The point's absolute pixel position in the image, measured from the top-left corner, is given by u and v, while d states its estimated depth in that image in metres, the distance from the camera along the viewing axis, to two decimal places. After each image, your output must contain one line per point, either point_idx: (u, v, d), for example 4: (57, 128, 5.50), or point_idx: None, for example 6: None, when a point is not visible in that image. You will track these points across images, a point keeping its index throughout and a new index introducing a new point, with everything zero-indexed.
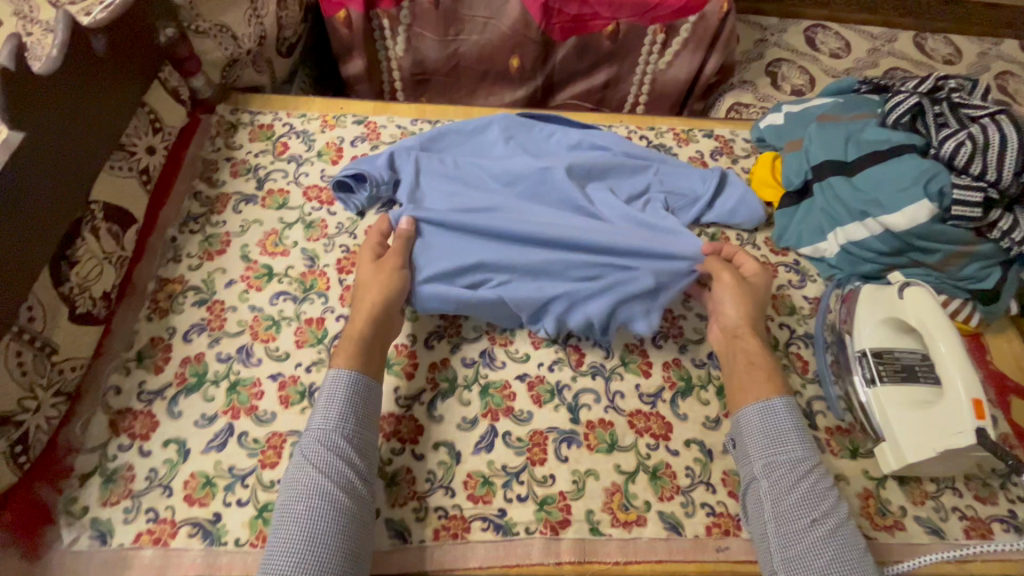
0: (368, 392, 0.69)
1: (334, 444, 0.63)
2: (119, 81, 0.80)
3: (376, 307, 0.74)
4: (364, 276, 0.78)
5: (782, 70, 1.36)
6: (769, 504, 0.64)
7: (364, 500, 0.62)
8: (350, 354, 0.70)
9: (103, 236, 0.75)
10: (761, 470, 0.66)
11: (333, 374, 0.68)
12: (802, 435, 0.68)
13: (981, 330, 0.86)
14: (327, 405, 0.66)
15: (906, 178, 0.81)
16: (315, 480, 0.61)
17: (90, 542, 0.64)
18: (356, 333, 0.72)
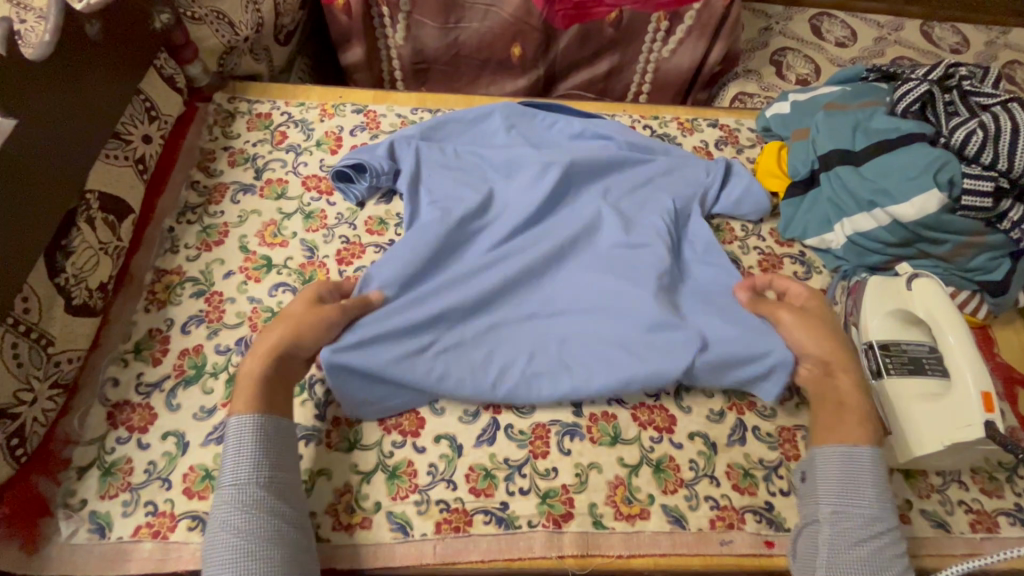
0: (279, 437, 0.65)
1: (253, 499, 0.60)
2: (113, 69, 0.78)
3: (279, 346, 0.70)
4: (291, 309, 0.74)
5: (787, 58, 1.34)
6: (824, 551, 0.62)
7: (295, 541, 0.60)
8: (247, 395, 0.66)
9: (99, 226, 0.74)
10: (826, 516, 0.64)
11: (235, 423, 0.64)
12: (880, 492, 0.65)
13: (989, 322, 0.85)
14: (236, 459, 0.62)
15: (915, 167, 0.79)
16: (235, 541, 0.58)
17: (89, 535, 0.63)
18: (250, 374, 0.68)
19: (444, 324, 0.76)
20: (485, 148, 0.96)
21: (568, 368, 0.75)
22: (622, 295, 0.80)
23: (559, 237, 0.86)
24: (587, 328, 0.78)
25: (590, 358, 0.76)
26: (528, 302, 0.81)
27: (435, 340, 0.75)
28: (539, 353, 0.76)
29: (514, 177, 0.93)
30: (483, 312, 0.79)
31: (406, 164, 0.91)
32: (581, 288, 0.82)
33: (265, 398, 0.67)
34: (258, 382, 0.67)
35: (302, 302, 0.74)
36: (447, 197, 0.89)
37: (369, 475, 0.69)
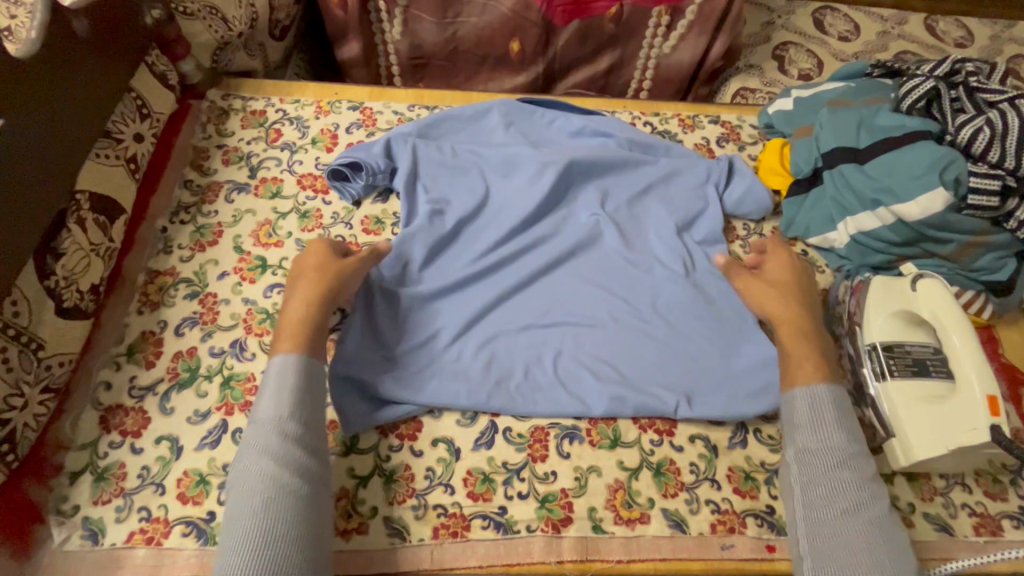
0: (316, 380, 0.66)
1: (287, 435, 0.61)
2: (103, 66, 0.76)
3: (315, 293, 0.71)
4: (310, 261, 0.75)
5: (789, 53, 1.32)
6: (798, 490, 0.64)
7: (322, 483, 0.61)
8: (291, 338, 0.67)
9: (90, 227, 0.73)
10: (795, 456, 0.65)
11: (279, 361, 0.65)
12: (845, 423, 0.65)
13: (993, 322, 0.84)
14: (276, 393, 0.63)
15: (920, 166, 0.78)
16: (272, 471, 0.58)
17: (81, 542, 0.63)
18: (296, 318, 0.69)
19: (441, 336, 0.77)
20: (484, 146, 0.95)
21: (561, 382, 0.75)
22: (618, 309, 0.81)
23: (554, 245, 0.86)
24: (583, 340, 0.79)
25: (584, 372, 0.76)
26: (525, 310, 0.80)
27: (432, 352, 0.76)
28: (534, 366, 0.76)
29: (511, 178, 0.92)
30: (481, 322, 0.79)
31: (404, 162, 0.89)
32: (578, 297, 0.82)
33: (309, 340, 0.68)
34: (299, 327, 0.68)
35: (321, 254, 0.76)
36: (442, 199, 0.88)
37: (365, 479, 0.68)
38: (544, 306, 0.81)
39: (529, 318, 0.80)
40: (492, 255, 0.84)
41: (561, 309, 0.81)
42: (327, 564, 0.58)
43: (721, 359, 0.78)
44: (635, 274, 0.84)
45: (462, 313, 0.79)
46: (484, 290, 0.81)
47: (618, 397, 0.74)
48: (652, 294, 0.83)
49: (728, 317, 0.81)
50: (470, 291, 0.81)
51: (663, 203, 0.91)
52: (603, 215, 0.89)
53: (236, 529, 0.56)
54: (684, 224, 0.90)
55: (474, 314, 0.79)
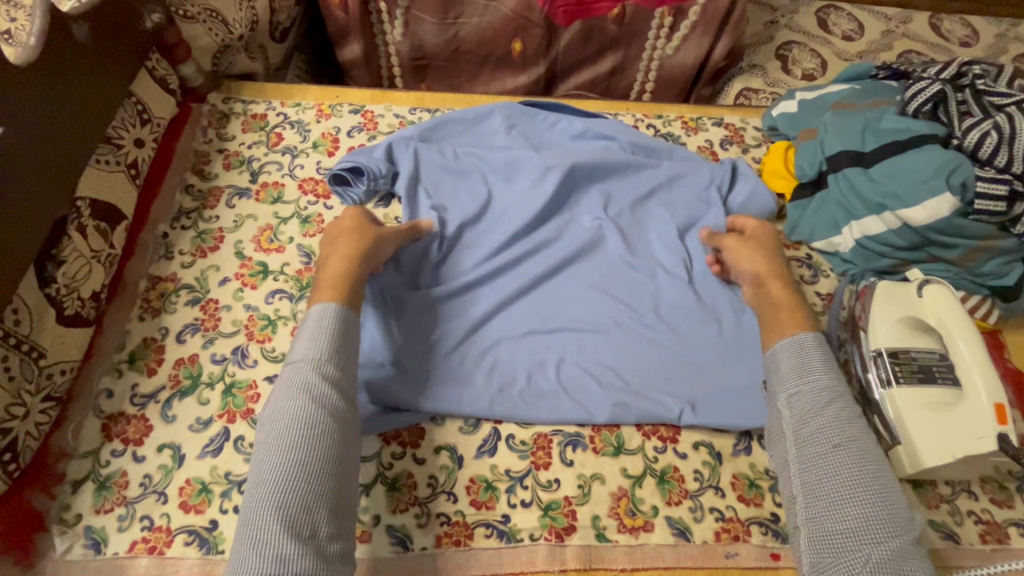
0: (353, 330, 0.67)
1: (325, 376, 0.61)
2: (102, 71, 0.76)
3: (355, 250, 0.74)
4: (346, 223, 0.78)
5: (792, 53, 1.31)
6: (790, 433, 0.64)
7: (352, 432, 0.61)
8: (333, 289, 0.69)
9: (91, 234, 0.72)
10: (785, 402, 0.65)
11: (320, 307, 0.66)
12: (830, 367, 0.66)
13: (999, 327, 0.84)
14: (314, 337, 0.64)
15: (926, 170, 0.77)
16: (308, 411, 0.58)
17: (84, 551, 0.62)
18: (340, 270, 0.71)
19: (444, 342, 0.77)
20: (485, 149, 0.94)
21: (565, 390, 0.75)
22: (623, 315, 0.81)
23: (557, 250, 0.86)
24: (586, 346, 0.78)
25: (587, 379, 0.76)
26: (528, 317, 0.80)
27: (435, 359, 0.76)
28: (537, 374, 0.76)
29: (513, 181, 0.91)
30: (484, 328, 0.79)
31: (406, 167, 0.89)
32: (582, 302, 0.82)
33: (349, 290, 0.70)
34: (339, 279, 0.70)
35: (358, 220, 0.78)
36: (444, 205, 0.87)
37: (368, 487, 0.68)
38: (547, 311, 0.81)
39: (532, 325, 0.79)
40: (495, 260, 0.84)
41: (564, 315, 0.80)
42: (350, 505, 0.58)
43: (725, 363, 0.78)
44: (638, 280, 0.84)
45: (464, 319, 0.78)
46: (486, 296, 0.81)
47: (621, 404, 0.74)
48: (655, 300, 0.82)
49: (732, 321, 0.81)
50: (472, 297, 0.81)
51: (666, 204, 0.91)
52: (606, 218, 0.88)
53: (269, 460, 0.56)
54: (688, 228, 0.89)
55: (477, 320, 0.79)
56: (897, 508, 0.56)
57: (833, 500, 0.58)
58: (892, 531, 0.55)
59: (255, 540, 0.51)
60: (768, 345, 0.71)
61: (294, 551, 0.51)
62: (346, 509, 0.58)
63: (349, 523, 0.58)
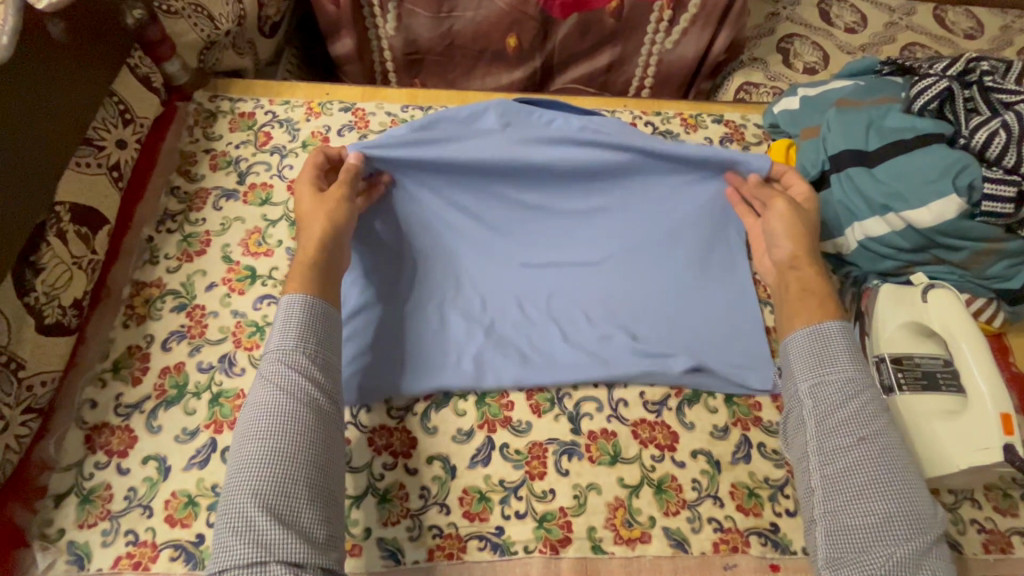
0: (326, 315, 0.65)
1: (293, 365, 0.60)
2: (80, 70, 0.73)
3: (321, 232, 0.71)
4: (303, 204, 0.74)
5: (794, 46, 1.28)
6: (812, 426, 0.61)
7: (330, 417, 0.59)
8: (299, 281, 0.66)
9: (71, 240, 0.70)
10: (807, 392, 0.62)
11: (287, 297, 0.64)
12: (856, 358, 0.63)
13: (1004, 330, 0.82)
14: (283, 327, 0.62)
15: (932, 171, 0.75)
16: (278, 402, 0.57)
17: (67, 567, 0.61)
18: (299, 260, 0.68)
19: (430, 300, 0.80)
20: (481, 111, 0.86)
21: (547, 346, 0.77)
22: (614, 269, 0.84)
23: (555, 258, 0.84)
24: (568, 303, 0.81)
25: (569, 336, 0.78)
26: (513, 276, 0.83)
27: (420, 313, 0.78)
28: (520, 329, 0.79)
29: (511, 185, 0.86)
30: (470, 284, 0.82)
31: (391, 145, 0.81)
32: (565, 262, 0.84)
33: (317, 282, 0.66)
34: (308, 269, 0.67)
35: (309, 192, 0.75)
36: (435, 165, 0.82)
37: (358, 499, 0.67)
38: (531, 269, 0.83)
39: (530, 336, 0.78)
40: (494, 270, 0.83)
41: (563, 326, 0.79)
42: (336, 493, 0.57)
43: (722, 358, 0.78)
44: (637, 284, 0.82)
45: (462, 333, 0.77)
46: (485, 307, 0.80)
47: (605, 364, 0.75)
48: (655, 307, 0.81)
49: (733, 326, 0.80)
50: (471, 307, 0.80)
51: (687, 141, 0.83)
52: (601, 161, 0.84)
53: (242, 451, 0.56)
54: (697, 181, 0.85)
55: (462, 277, 0.82)
56: (916, 507, 0.56)
57: (852, 496, 0.56)
58: (912, 531, 0.54)
59: (234, 528, 0.51)
60: (788, 330, 0.68)
61: (271, 538, 0.50)
62: (332, 495, 0.57)
63: (337, 508, 0.57)
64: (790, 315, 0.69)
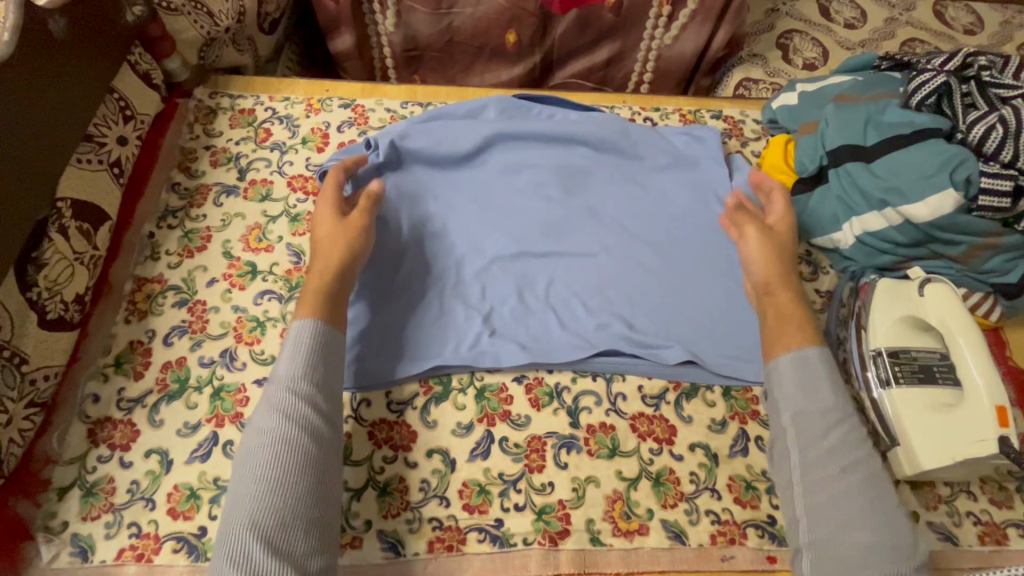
0: (332, 346, 0.65)
1: (300, 393, 0.60)
2: (80, 66, 0.74)
3: (338, 256, 0.73)
4: (321, 233, 0.76)
5: (793, 42, 1.28)
6: (794, 454, 0.61)
7: (332, 448, 0.60)
8: (313, 301, 0.68)
9: (73, 235, 0.71)
10: (789, 419, 0.63)
11: (298, 324, 0.65)
12: (837, 386, 0.64)
13: (1001, 325, 0.82)
14: (292, 356, 0.63)
15: (930, 165, 0.76)
16: (284, 430, 0.57)
17: (71, 558, 0.62)
18: (314, 289, 0.69)
19: (430, 287, 0.80)
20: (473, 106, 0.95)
21: (546, 330, 0.78)
22: (613, 242, 0.85)
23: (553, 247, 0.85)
24: (567, 289, 0.82)
25: (568, 321, 0.79)
26: (512, 262, 0.83)
27: (420, 300, 0.79)
28: (519, 315, 0.79)
29: (509, 177, 0.90)
30: (470, 270, 0.82)
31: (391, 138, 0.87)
32: (563, 248, 0.85)
33: (329, 301, 0.68)
34: (321, 295, 0.69)
35: (327, 221, 0.77)
36: (432, 149, 0.89)
37: (358, 492, 0.67)
38: (530, 254, 0.84)
39: (528, 325, 0.79)
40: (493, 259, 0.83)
41: (561, 315, 0.80)
42: (333, 523, 0.57)
43: (720, 351, 0.78)
44: (634, 278, 0.83)
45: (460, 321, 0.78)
46: (482, 297, 0.81)
47: (604, 349, 0.77)
48: (653, 301, 0.81)
49: (732, 322, 0.80)
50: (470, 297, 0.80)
51: (651, 130, 0.95)
52: (584, 142, 0.93)
53: (245, 481, 0.55)
54: (677, 160, 0.93)
55: (462, 263, 0.83)
56: (899, 537, 0.55)
57: (834, 526, 0.56)
58: (895, 561, 0.53)
59: (233, 560, 0.51)
60: (769, 356, 0.68)
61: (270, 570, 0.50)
62: (329, 526, 0.57)
63: (333, 539, 0.57)
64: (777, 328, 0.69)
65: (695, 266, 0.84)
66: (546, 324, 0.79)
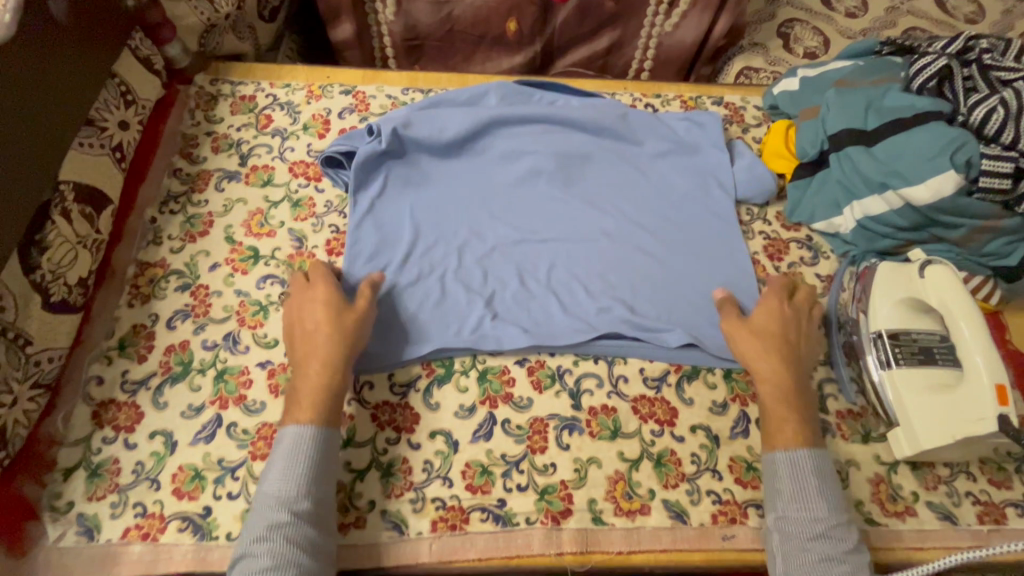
0: (329, 457, 0.63)
1: (300, 513, 0.57)
2: (82, 50, 0.73)
3: (335, 351, 0.67)
4: (317, 318, 0.70)
5: (795, 30, 1.28)
6: (780, 559, 0.61)
7: (327, 563, 0.58)
8: (311, 406, 0.64)
9: (76, 219, 0.71)
10: (776, 523, 0.63)
11: (295, 431, 0.62)
12: (826, 494, 0.62)
13: (1000, 308, 0.83)
14: (289, 467, 0.60)
15: (930, 148, 0.75)
16: (282, 553, 0.55)
17: (77, 538, 0.62)
18: (313, 387, 0.65)
19: (432, 272, 0.81)
20: (474, 95, 0.95)
21: (548, 316, 0.79)
22: (613, 229, 0.86)
23: (554, 233, 0.85)
24: (567, 274, 0.82)
25: (570, 307, 0.79)
26: (513, 249, 0.83)
27: (422, 285, 0.79)
28: (521, 299, 0.80)
29: (510, 164, 0.90)
30: (472, 255, 0.82)
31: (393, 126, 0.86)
32: (564, 234, 0.85)
33: (328, 403, 0.64)
34: (320, 395, 0.64)
35: (324, 304, 0.71)
36: (435, 136, 0.88)
37: (362, 472, 0.68)
38: (531, 241, 0.84)
39: (530, 310, 0.79)
40: (494, 245, 0.83)
41: (562, 300, 0.80)
42: None
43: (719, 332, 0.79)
44: (635, 263, 0.83)
45: (462, 307, 0.78)
46: (484, 282, 0.81)
47: (605, 332, 0.77)
48: (653, 284, 0.81)
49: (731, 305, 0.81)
50: (472, 282, 0.80)
51: (651, 115, 0.95)
52: (584, 129, 0.93)
53: None
54: (677, 146, 0.93)
55: (465, 249, 0.83)
56: None
57: None
58: None
59: None
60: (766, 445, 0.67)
61: None
62: None
63: None
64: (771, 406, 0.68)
65: (697, 250, 0.85)
66: (547, 308, 0.79)
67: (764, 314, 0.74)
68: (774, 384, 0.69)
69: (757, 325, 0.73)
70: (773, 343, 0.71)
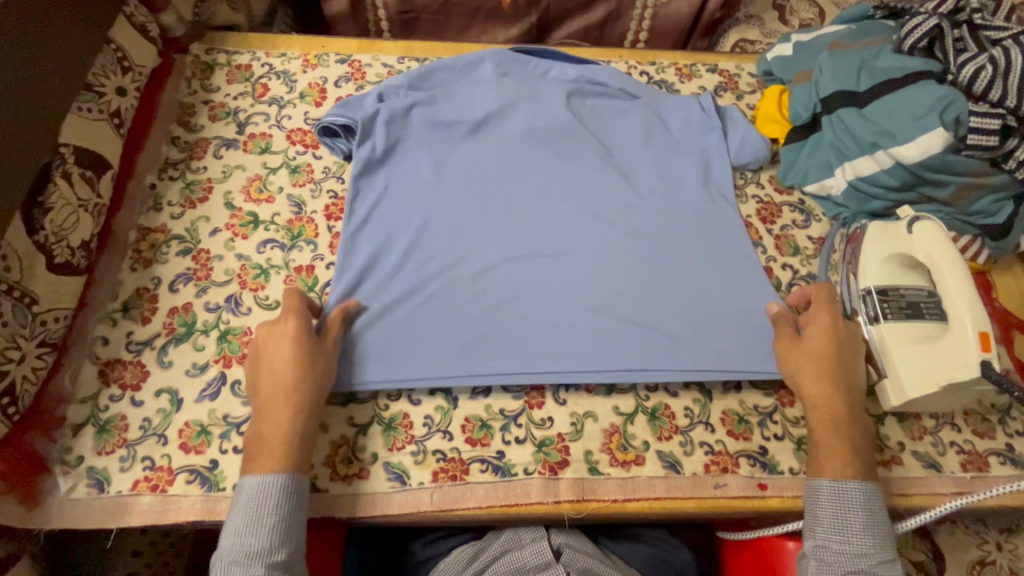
0: (300, 504, 0.61)
1: (277, 563, 0.57)
2: (76, 15, 0.73)
3: (300, 398, 0.64)
4: (279, 359, 0.66)
5: (791, 3, 1.25)
6: None
7: None
8: (276, 460, 0.61)
9: (77, 182, 0.72)
10: (811, 550, 0.64)
11: (263, 484, 0.60)
12: (872, 528, 0.63)
13: (988, 268, 0.84)
14: (262, 518, 0.58)
15: (920, 107, 0.76)
16: None
17: (88, 490, 0.64)
18: (278, 437, 0.62)
19: (432, 264, 0.79)
20: (476, 91, 0.93)
21: (551, 332, 0.75)
22: (610, 211, 0.85)
23: (560, 205, 0.85)
24: (576, 245, 0.82)
25: (573, 303, 0.78)
26: (511, 238, 0.82)
27: (422, 277, 0.78)
28: (521, 291, 0.78)
29: (514, 136, 0.90)
30: (482, 230, 0.82)
31: (394, 120, 0.88)
32: (567, 243, 0.82)
33: (293, 451, 0.62)
34: (285, 447, 0.62)
35: (284, 345, 0.67)
36: (436, 126, 0.89)
37: (365, 427, 0.69)
38: (537, 213, 0.84)
39: (543, 281, 0.79)
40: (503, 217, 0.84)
41: (573, 272, 0.80)
42: None
43: (719, 306, 0.79)
44: (638, 234, 0.84)
45: (472, 282, 0.78)
46: (492, 252, 0.81)
47: (610, 302, 0.78)
48: (655, 254, 0.82)
49: (733, 286, 0.80)
50: (483, 256, 0.80)
51: (652, 97, 0.96)
52: (581, 113, 0.93)
53: None
54: (671, 128, 0.94)
55: (466, 238, 0.81)
56: None
57: None
58: None
59: None
60: (816, 469, 0.67)
61: None
62: None
63: None
64: (823, 437, 0.67)
65: (691, 223, 0.85)
66: (558, 279, 0.79)
67: (821, 336, 0.72)
68: (829, 412, 0.68)
69: (809, 350, 0.71)
70: (830, 369, 0.70)
